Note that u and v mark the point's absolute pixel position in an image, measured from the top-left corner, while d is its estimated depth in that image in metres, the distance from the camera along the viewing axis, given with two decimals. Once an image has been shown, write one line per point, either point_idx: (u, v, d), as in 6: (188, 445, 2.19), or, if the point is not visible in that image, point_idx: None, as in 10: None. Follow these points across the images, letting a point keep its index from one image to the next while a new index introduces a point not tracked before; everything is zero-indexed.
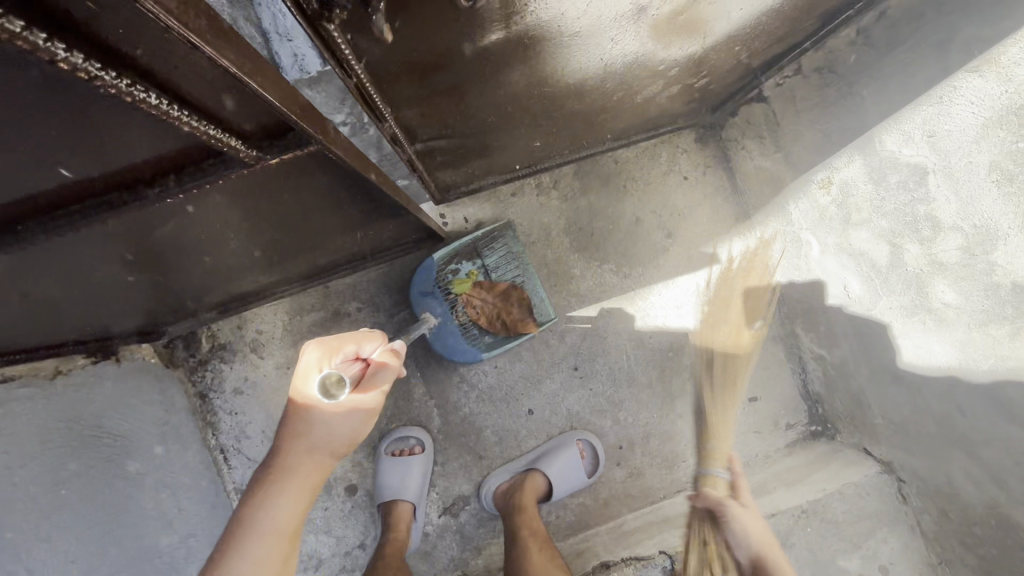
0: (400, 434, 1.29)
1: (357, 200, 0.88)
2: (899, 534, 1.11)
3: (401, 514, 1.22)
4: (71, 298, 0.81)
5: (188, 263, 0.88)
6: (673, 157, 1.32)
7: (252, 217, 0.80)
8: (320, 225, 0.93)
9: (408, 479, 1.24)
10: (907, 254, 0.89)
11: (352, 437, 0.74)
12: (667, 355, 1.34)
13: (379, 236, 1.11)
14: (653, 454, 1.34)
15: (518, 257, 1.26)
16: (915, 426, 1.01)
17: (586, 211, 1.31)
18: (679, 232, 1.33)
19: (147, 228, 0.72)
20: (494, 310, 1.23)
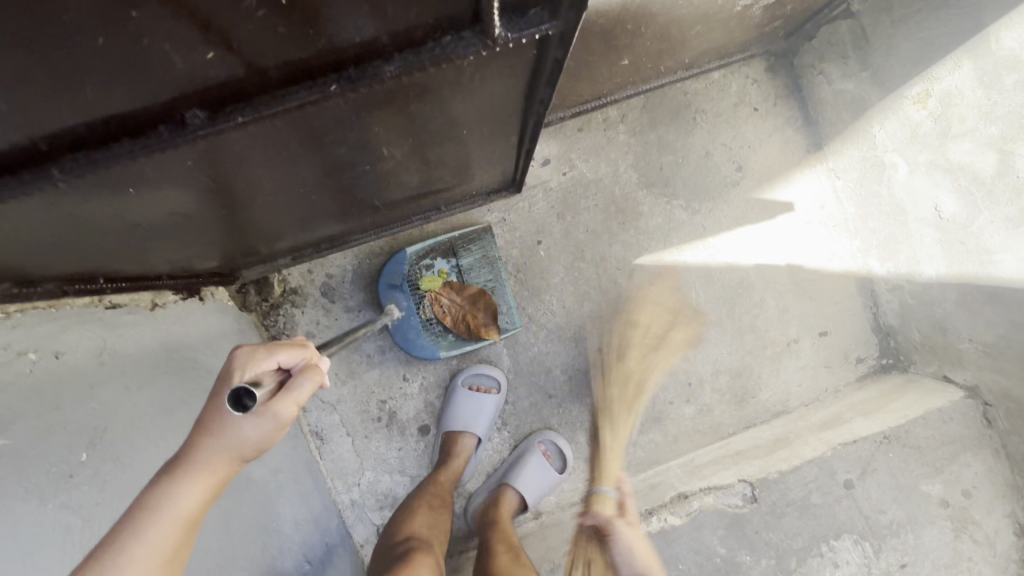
0: (476, 371, 1.32)
1: (485, 132, 0.84)
2: (982, 458, 1.11)
3: (463, 445, 1.27)
4: (168, 236, 0.78)
5: (293, 196, 0.83)
6: (743, 87, 1.29)
7: (355, 151, 0.74)
8: (433, 159, 0.88)
9: (479, 414, 1.28)
10: (1019, 158, 0.88)
11: (262, 444, 0.60)
12: (736, 291, 1.33)
13: (464, 182, 1.11)
14: (722, 391, 1.34)
15: (492, 262, 1.28)
16: (1011, 344, 1.01)
17: (654, 146, 1.29)
18: (749, 166, 1.31)
19: (247, 156, 0.65)
20: (459, 312, 1.26)
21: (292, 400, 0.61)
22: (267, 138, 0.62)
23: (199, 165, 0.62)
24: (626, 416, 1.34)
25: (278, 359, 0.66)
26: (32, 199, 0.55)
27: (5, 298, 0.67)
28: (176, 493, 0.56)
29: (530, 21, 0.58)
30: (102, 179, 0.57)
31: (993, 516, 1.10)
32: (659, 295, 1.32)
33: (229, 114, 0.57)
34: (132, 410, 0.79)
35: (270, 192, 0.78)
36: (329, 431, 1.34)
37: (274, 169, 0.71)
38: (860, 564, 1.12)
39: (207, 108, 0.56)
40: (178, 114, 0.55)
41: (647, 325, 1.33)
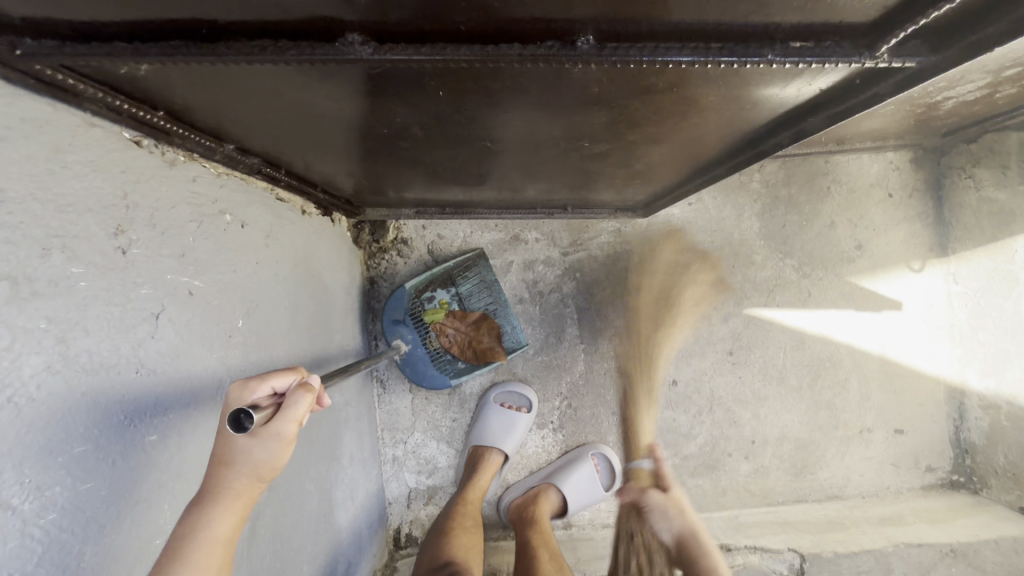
0: (509, 388, 1.32)
1: (674, 164, 0.84)
2: None
3: (491, 462, 1.24)
4: (351, 150, 0.79)
5: (478, 159, 0.85)
6: (884, 171, 1.31)
7: (569, 139, 0.71)
8: (611, 169, 0.89)
9: (508, 430, 1.27)
10: None
11: (277, 463, 0.53)
12: (825, 364, 1.31)
13: (611, 192, 1.14)
14: (785, 457, 1.32)
15: (491, 286, 1.31)
16: None
17: (783, 202, 1.31)
18: (871, 248, 1.31)
19: (497, 109, 0.59)
20: (465, 339, 1.29)
21: (292, 416, 0.54)
22: (547, 98, 0.55)
23: (453, 101, 0.56)
24: (683, 454, 1.32)
25: (273, 383, 0.57)
26: (304, 89, 0.54)
27: (223, 161, 0.71)
28: (208, 522, 0.50)
29: (905, 50, 0.47)
30: (389, 74, 0.49)
31: None
32: (748, 346, 1.32)
33: (622, 50, 0.46)
34: (271, 301, 0.82)
35: (467, 150, 0.79)
36: (392, 383, 1.35)
37: (489, 135, 0.69)
38: None
39: (602, 36, 0.45)
40: (574, 32, 0.45)
41: (728, 372, 1.32)
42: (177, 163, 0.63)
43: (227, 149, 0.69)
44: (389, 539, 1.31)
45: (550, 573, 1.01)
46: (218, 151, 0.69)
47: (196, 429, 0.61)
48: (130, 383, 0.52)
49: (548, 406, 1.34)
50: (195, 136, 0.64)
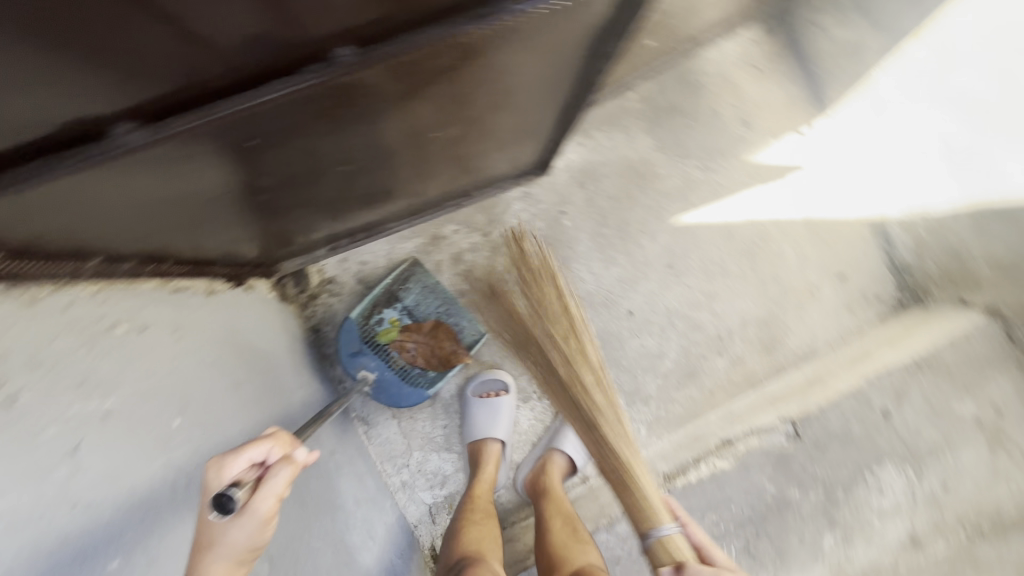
0: (485, 376, 1.36)
1: (518, 113, 0.90)
2: (1010, 375, 1.17)
3: (491, 450, 1.27)
4: (230, 215, 0.85)
5: (354, 180, 0.91)
6: (744, 50, 1.37)
7: (402, 137, 0.82)
8: (468, 147, 0.96)
9: (494, 418, 1.29)
10: None
11: (255, 543, 0.58)
12: (757, 244, 1.37)
13: (500, 163, 1.17)
14: (752, 340, 1.37)
15: (435, 290, 1.30)
16: None
17: (664, 110, 1.35)
18: (756, 122, 1.36)
19: (315, 127, 0.70)
20: (428, 349, 1.27)
21: (270, 492, 0.60)
22: (361, 99, 0.68)
23: (278, 138, 0.68)
24: (663, 373, 1.37)
25: (248, 456, 0.61)
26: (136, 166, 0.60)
27: (97, 275, 0.71)
28: None
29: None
30: (220, 130, 0.61)
31: None
32: (683, 254, 1.37)
33: (376, 49, 0.61)
34: (204, 391, 0.80)
35: (340, 175, 0.86)
36: (374, 416, 1.36)
37: (347, 151, 0.79)
38: (904, 488, 1.18)
39: (358, 44, 0.60)
40: (329, 50, 0.59)
41: (675, 284, 1.37)
42: (38, 299, 0.61)
43: (92, 265, 0.69)
44: (427, 560, 1.32)
45: (565, 539, 1.05)
46: (85, 270, 0.69)
47: (157, 538, 0.63)
48: (66, 525, 0.53)
49: (525, 378, 1.37)
50: (52, 264, 0.63)
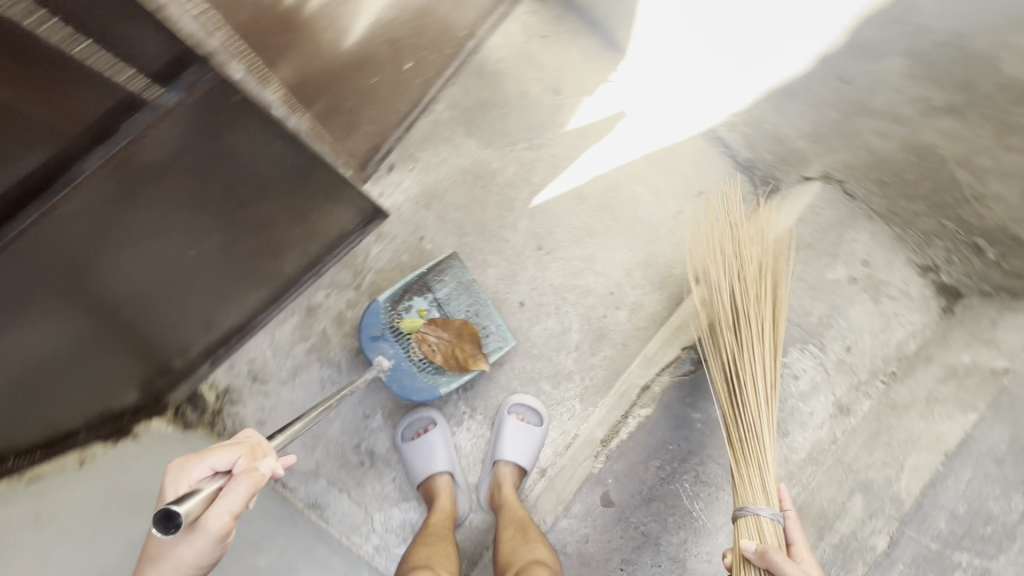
0: (411, 419, 1.36)
1: (277, 195, 0.96)
2: (861, 229, 1.25)
3: (440, 483, 1.27)
4: (49, 398, 0.87)
5: (166, 301, 0.95)
6: (526, 25, 1.40)
7: (157, 260, 0.85)
8: (254, 233, 1.00)
9: (432, 454, 1.29)
10: None
11: (201, 561, 0.60)
12: (610, 195, 1.42)
13: (326, 222, 1.18)
14: (642, 285, 1.42)
15: (467, 287, 1.29)
16: (820, 124, 1.12)
17: (476, 108, 1.38)
18: (567, 86, 1.40)
19: (47, 304, 0.73)
20: (447, 348, 1.25)
21: (225, 510, 0.60)
22: (83, 261, 0.72)
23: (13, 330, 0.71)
24: (574, 346, 1.40)
25: (210, 463, 0.65)
26: None
27: None
28: None
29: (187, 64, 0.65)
30: None
31: (896, 269, 1.25)
32: (548, 231, 1.40)
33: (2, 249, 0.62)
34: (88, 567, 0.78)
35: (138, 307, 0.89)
36: (323, 497, 1.35)
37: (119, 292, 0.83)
38: (814, 365, 1.25)
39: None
40: None
41: (551, 261, 1.40)
42: None
43: None
44: None
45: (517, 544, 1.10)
46: None
47: None
48: None
49: (452, 401, 1.39)
50: None
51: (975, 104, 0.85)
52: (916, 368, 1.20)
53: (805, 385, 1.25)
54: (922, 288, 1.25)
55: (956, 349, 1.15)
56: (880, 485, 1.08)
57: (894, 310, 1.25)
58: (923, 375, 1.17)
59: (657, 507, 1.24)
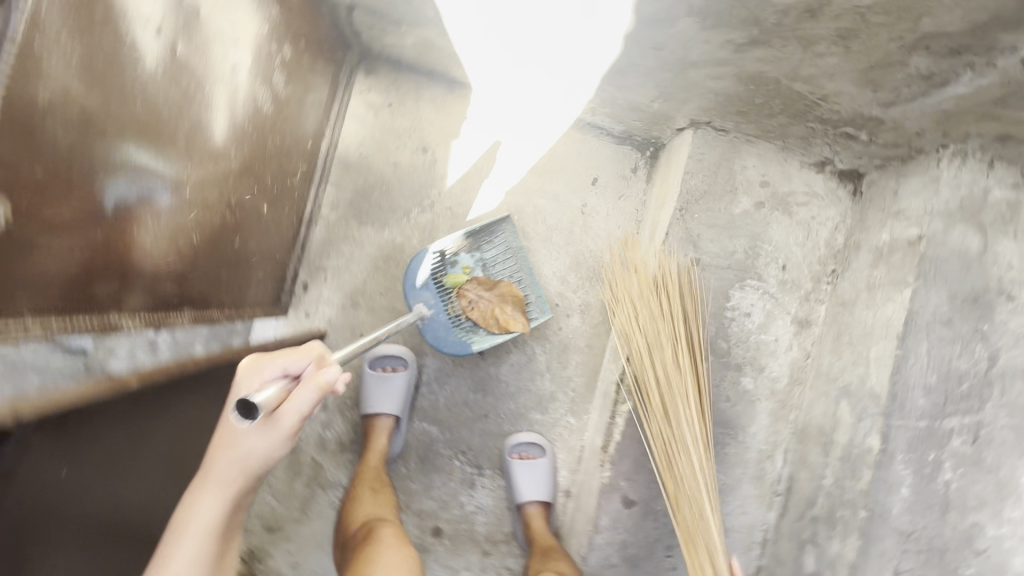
0: (383, 356, 1.39)
1: (183, 384, 0.86)
2: (748, 155, 1.26)
3: (382, 425, 1.31)
4: None
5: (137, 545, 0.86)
6: (368, 102, 1.41)
7: (97, 525, 0.75)
8: (186, 425, 0.90)
9: (388, 394, 1.33)
10: None
11: (266, 459, 0.71)
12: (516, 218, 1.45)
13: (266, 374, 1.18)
14: (580, 286, 1.46)
15: (514, 252, 1.36)
16: (665, 86, 1.13)
17: (360, 197, 1.40)
18: (433, 139, 1.42)
19: None
20: (486, 308, 1.32)
21: (296, 411, 0.69)
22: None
23: None
24: (546, 367, 1.45)
25: (282, 364, 0.71)
26: None
27: None
28: (198, 511, 0.71)
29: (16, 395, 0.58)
30: None
31: (797, 177, 1.27)
32: None
33: None
34: None
35: (128, 530, 0.83)
36: None
37: (88, 523, 0.75)
38: (761, 295, 1.27)
39: None
40: None
41: None
42: None
43: None
44: None
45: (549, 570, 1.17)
46: None
47: None
48: None
49: (456, 466, 1.42)
50: None
51: (778, 33, 0.86)
52: (851, 260, 1.23)
53: (761, 317, 1.28)
54: (827, 183, 1.27)
55: (877, 229, 1.18)
56: (857, 385, 1.11)
57: (811, 214, 1.27)
58: (858, 264, 1.20)
59: None
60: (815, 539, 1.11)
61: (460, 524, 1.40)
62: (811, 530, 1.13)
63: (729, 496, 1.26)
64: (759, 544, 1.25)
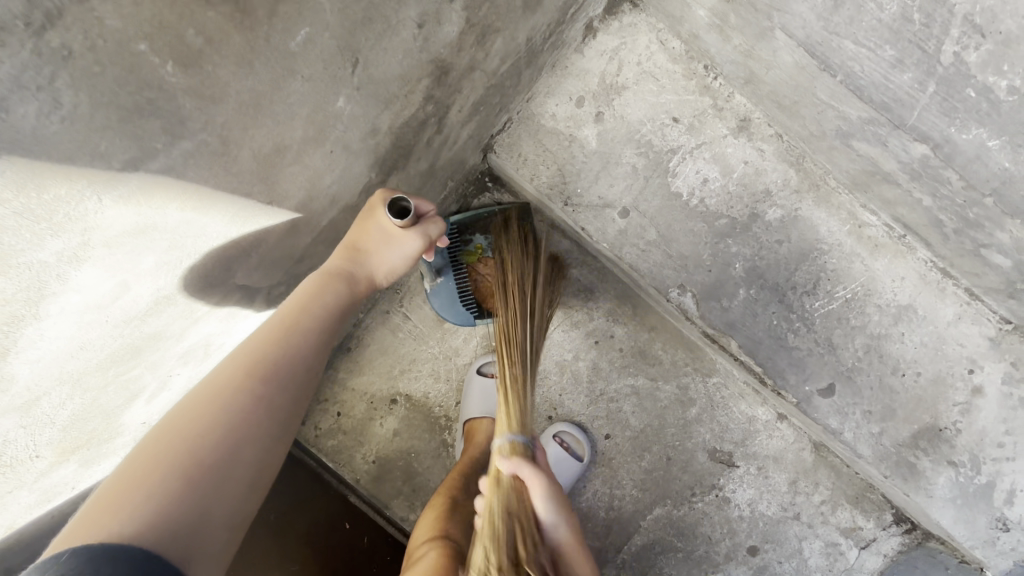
0: (491, 362, 1.34)
1: None
2: (543, 107, 1.14)
3: (485, 427, 1.26)
4: None
5: None
6: (328, 429, 1.38)
7: None
8: None
9: (492, 396, 1.30)
10: (184, 289, 0.69)
11: (390, 271, 0.82)
12: (495, 341, 1.38)
13: None
14: (587, 312, 1.36)
15: (529, 240, 1.33)
16: (436, 180, 1.00)
17: (415, 478, 1.36)
18: (387, 386, 1.38)
19: None
20: (492, 286, 1.31)
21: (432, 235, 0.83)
22: None
23: None
24: (650, 380, 1.37)
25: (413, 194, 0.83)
26: None
27: None
28: (374, 258, 0.81)
29: None
30: None
31: (589, 61, 1.11)
32: (532, 407, 1.39)
33: None
34: None
35: None
36: None
37: None
38: (691, 157, 1.12)
39: None
40: None
41: (563, 401, 1.38)
42: None
43: None
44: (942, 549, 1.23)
45: None
46: None
47: None
48: None
49: (702, 505, 1.37)
50: None
51: None
52: (705, 46, 1.05)
53: (715, 167, 1.12)
54: (611, 30, 1.10)
55: (689, 11, 1.00)
56: (847, 124, 0.95)
57: (635, 63, 1.11)
58: (715, 45, 1.03)
59: (839, 335, 1.14)
60: (980, 243, 0.96)
61: (756, 528, 1.36)
62: (969, 239, 0.97)
63: (878, 285, 1.12)
64: (946, 278, 1.10)
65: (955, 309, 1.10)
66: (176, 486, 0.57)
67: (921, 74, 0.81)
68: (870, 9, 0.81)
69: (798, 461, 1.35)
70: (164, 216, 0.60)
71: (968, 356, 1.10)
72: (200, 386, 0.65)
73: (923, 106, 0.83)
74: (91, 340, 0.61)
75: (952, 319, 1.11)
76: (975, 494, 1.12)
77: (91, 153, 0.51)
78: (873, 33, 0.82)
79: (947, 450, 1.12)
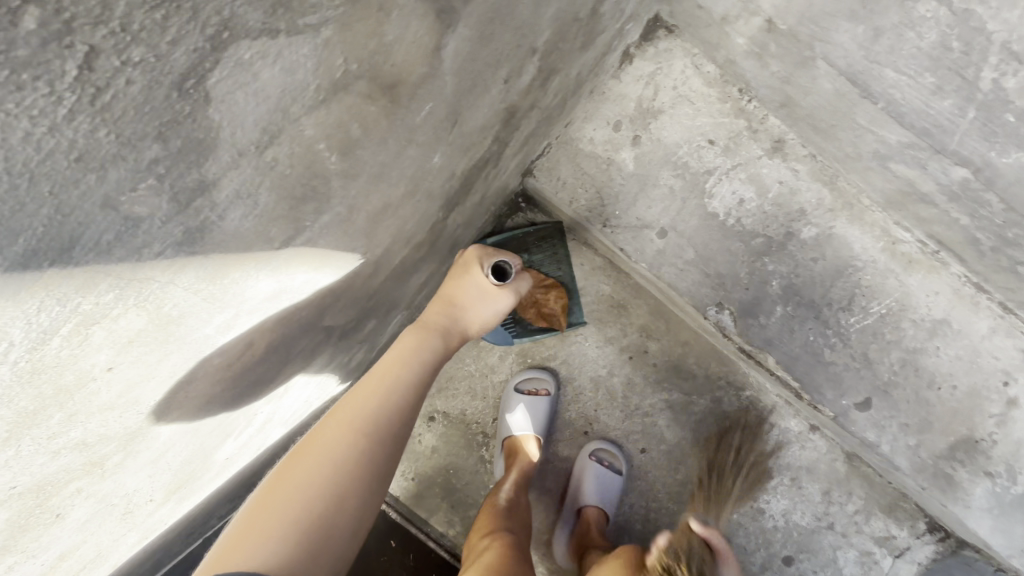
0: (527, 378, 1.38)
1: None
2: (581, 133, 1.17)
3: (527, 444, 1.32)
4: None
5: None
6: None
7: None
8: None
9: (531, 414, 1.32)
10: (291, 333, 0.71)
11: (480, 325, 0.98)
12: (530, 357, 1.40)
13: None
14: (621, 328, 1.38)
15: (563, 257, 1.35)
16: (483, 207, 1.03)
17: (454, 494, 1.39)
18: (426, 404, 1.41)
19: None
20: (529, 301, 1.35)
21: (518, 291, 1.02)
22: None
23: None
24: (684, 393, 1.39)
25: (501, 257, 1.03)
26: None
27: None
28: (465, 312, 0.96)
29: None
30: None
31: (626, 87, 1.14)
32: (568, 421, 1.42)
33: None
34: None
35: None
36: None
37: None
38: (727, 177, 1.14)
39: None
40: None
41: (598, 415, 1.41)
42: None
43: None
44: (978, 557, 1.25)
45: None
46: None
47: None
48: None
49: (737, 516, 1.39)
50: None
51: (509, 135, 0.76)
52: (740, 70, 1.07)
53: (750, 187, 1.14)
54: (646, 56, 1.13)
55: (726, 38, 1.02)
56: (884, 147, 0.97)
57: (671, 88, 1.13)
58: (751, 71, 1.05)
59: (875, 349, 1.16)
60: (1017, 260, 0.98)
61: (791, 538, 1.38)
62: (1006, 257, 0.99)
63: (913, 301, 1.14)
64: (980, 292, 1.11)
65: (990, 322, 1.12)
66: (289, 534, 0.64)
67: (960, 101, 0.82)
68: (910, 38, 0.80)
69: (832, 472, 1.37)
70: (294, 277, 0.63)
71: (1002, 368, 1.11)
72: (322, 433, 0.74)
73: (963, 131, 0.85)
74: (212, 384, 0.62)
75: (987, 333, 1.12)
76: (1012, 504, 1.13)
77: (260, 239, 0.55)
78: (912, 60, 0.82)
79: (984, 461, 1.14)
